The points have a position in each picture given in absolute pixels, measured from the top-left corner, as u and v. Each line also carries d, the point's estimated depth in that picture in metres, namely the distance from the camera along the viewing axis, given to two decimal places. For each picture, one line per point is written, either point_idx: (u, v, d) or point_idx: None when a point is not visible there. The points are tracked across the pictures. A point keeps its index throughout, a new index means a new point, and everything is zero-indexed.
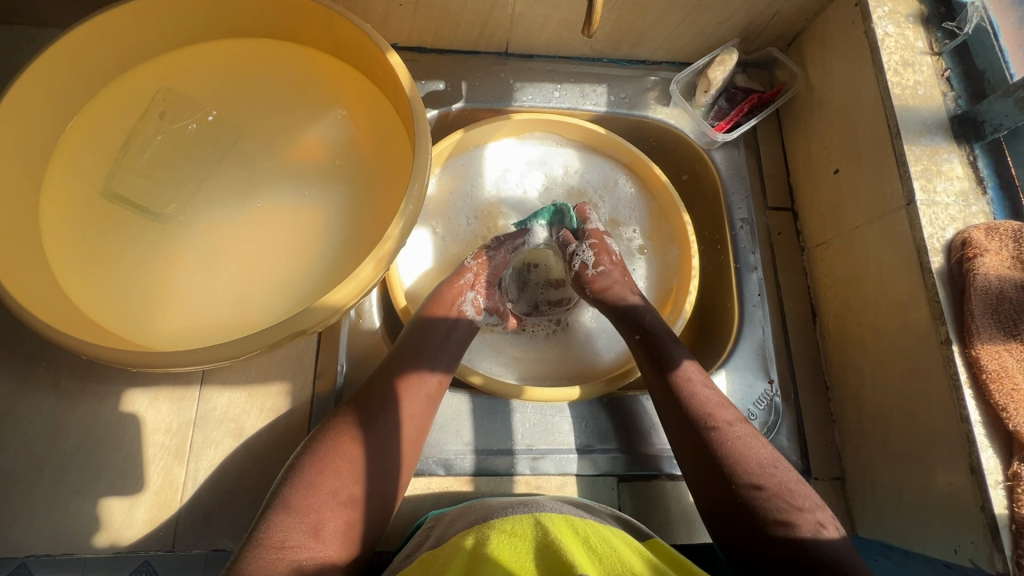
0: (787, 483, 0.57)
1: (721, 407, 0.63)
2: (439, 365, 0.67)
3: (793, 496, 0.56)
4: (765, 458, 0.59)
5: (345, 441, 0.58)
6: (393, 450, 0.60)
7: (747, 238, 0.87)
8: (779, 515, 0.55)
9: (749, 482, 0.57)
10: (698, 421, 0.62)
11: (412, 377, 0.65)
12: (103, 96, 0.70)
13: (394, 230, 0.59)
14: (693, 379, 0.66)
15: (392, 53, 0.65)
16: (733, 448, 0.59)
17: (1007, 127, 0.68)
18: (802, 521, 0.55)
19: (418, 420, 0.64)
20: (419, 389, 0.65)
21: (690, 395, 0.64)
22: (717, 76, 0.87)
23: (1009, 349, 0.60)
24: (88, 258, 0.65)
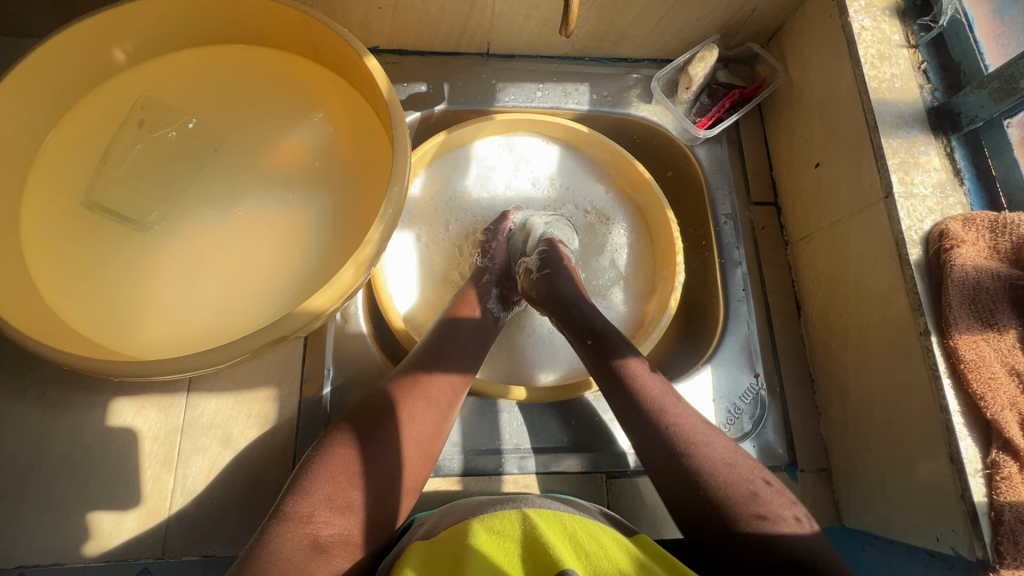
0: (744, 477, 0.56)
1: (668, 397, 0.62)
2: (451, 369, 0.67)
3: (760, 498, 0.55)
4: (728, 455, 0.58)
5: (344, 449, 0.57)
6: (390, 452, 0.59)
7: (731, 233, 0.88)
8: (746, 515, 0.54)
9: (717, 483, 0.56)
10: (645, 419, 0.61)
11: (414, 380, 0.64)
12: (82, 106, 0.70)
13: (374, 234, 0.59)
14: (644, 375, 0.64)
15: (369, 57, 0.65)
16: (696, 448, 0.58)
17: (983, 118, 0.68)
18: (768, 518, 0.54)
19: (426, 424, 0.62)
20: (423, 393, 0.63)
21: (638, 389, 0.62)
22: (698, 72, 0.88)
23: (986, 339, 0.61)
24: (69, 269, 0.65)
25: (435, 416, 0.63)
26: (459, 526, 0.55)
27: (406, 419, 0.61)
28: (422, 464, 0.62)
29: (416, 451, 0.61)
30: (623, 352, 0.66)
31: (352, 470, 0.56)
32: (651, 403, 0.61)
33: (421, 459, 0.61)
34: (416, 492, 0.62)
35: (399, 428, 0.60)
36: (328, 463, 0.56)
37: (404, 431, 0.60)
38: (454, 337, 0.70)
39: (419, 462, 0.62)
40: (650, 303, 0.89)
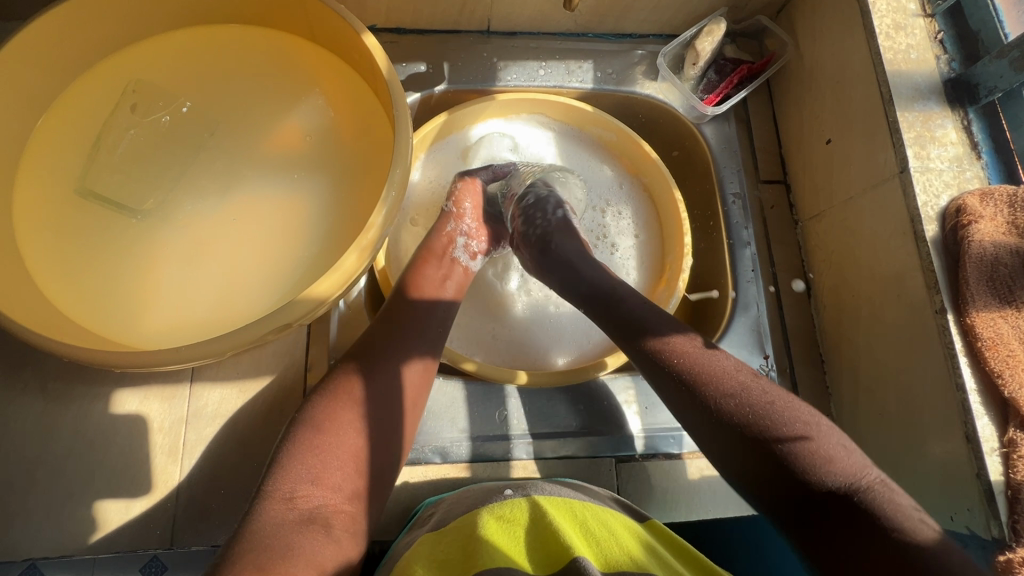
0: (816, 428, 0.53)
1: (746, 384, 0.56)
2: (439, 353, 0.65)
3: (844, 458, 0.52)
4: (793, 415, 0.54)
5: (335, 426, 0.56)
6: (394, 443, 0.59)
7: (739, 213, 0.86)
8: (819, 470, 0.51)
9: (791, 453, 0.52)
10: (702, 400, 0.56)
11: (413, 364, 0.63)
12: (72, 91, 0.67)
13: (377, 218, 0.58)
14: (691, 350, 0.59)
15: (368, 34, 0.63)
16: (777, 432, 0.53)
17: (1002, 89, 0.66)
18: (842, 472, 0.51)
19: (424, 408, 0.62)
20: (422, 376, 0.63)
21: (691, 371, 0.57)
22: (706, 47, 0.85)
23: (1004, 316, 0.60)
24: (66, 260, 0.63)
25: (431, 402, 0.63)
26: (470, 514, 0.55)
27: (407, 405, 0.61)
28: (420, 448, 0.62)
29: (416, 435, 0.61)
30: (660, 330, 0.61)
31: (342, 434, 0.56)
32: (732, 402, 0.55)
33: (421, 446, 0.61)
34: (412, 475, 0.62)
35: (400, 413, 0.60)
36: (315, 428, 0.56)
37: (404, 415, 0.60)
38: (436, 320, 0.67)
39: (417, 448, 0.61)
40: (656, 287, 0.87)
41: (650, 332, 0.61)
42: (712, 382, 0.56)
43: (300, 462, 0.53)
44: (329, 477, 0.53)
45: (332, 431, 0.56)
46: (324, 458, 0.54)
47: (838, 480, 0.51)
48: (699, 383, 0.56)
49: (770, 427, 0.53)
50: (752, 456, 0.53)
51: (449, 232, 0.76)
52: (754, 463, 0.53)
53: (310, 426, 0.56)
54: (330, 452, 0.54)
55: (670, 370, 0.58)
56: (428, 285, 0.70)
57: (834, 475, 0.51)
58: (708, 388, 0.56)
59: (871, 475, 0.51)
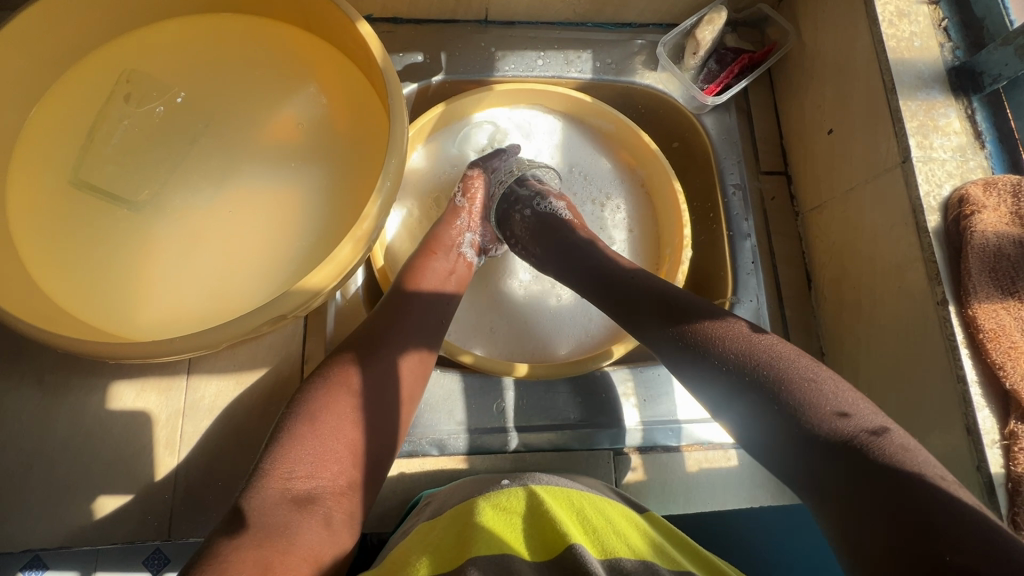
0: (858, 410, 0.46)
1: (818, 375, 0.49)
2: (433, 346, 0.65)
3: (910, 458, 0.42)
4: (838, 398, 0.47)
5: (332, 410, 0.55)
6: (390, 437, 0.58)
7: (740, 204, 0.85)
8: (854, 466, 0.44)
9: (831, 442, 0.45)
10: (702, 355, 0.53)
11: (408, 357, 0.62)
12: (65, 81, 0.67)
13: (372, 209, 0.57)
14: (737, 334, 0.54)
15: (362, 22, 0.62)
16: (827, 425, 0.45)
17: (1007, 77, 0.65)
18: (919, 461, 0.42)
19: (416, 401, 0.63)
20: (418, 368, 0.63)
21: (731, 351, 0.52)
22: (706, 36, 0.84)
23: (1007, 307, 0.59)
24: (61, 251, 0.63)
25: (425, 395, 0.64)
26: (467, 500, 0.54)
27: (403, 397, 0.61)
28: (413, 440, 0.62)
29: (409, 428, 0.61)
30: (709, 315, 0.56)
31: (342, 420, 0.55)
32: (799, 393, 0.48)
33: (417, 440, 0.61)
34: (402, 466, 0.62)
35: (395, 405, 0.60)
36: (314, 412, 0.55)
37: (400, 408, 0.60)
38: (433, 312, 0.67)
39: (414, 442, 0.61)
40: None
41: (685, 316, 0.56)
42: (784, 371, 0.49)
43: (297, 447, 0.52)
44: (325, 463, 0.53)
45: (331, 417, 0.55)
46: (323, 443, 0.53)
47: (907, 473, 0.42)
48: (748, 367, 0.50)
49: (817, 409, 0.47)
50: (784, 443, 0.47)
51: (457, 226, 0.77)
52: (801, 450, 0.46)
53: (309, 409, 0.55)
54: (330, 440, 0.54)
55: (697, 347, 0.54)
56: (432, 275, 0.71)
57: (888, 459, 0.43)
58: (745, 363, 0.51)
59: (953, 480, 0.41)
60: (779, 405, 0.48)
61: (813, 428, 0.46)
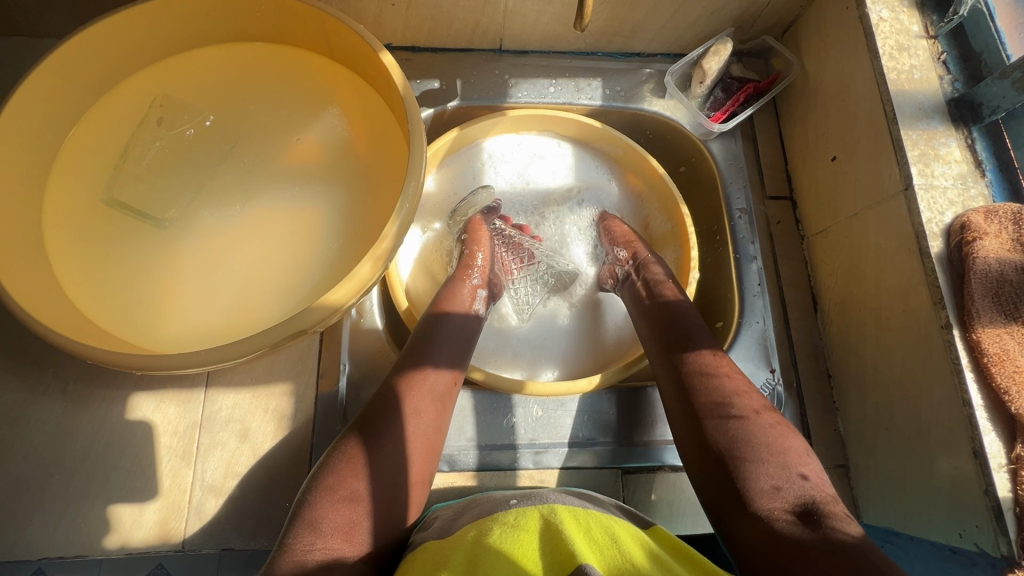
0: (789, 461, 0.56)
1: (741, 398, 0.61)
2: (440, 364, 0.66)
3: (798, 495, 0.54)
4: (774, 441, 0.57)
5: (351, 446, 0.58)
6: (399, 455, 0.59)
7: (746, 227, 0.87)
8: (762, 504, 0.53)
9: (747, 474, 0.55)
10: (700, 401, 0.62)
11: (411, 373, 0.64)
12: (102, 105, 0.71)
13: (391, 229, 0.60)
14: (716, 367, 0.64)
15: (385, 52, 0.66)
16: (762, 450, 0.56)
17: (1005, 108, 0.67)
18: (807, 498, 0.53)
19: (428, 419, 0.62)
20: (423, 383, 0.64)
21: (711, 389, 0.62)
22: (712, 66, 0.87)
23: (1010, 332, 0.60)
24: (91, 266, 0.66)
25: (435, 411, 0.64)
26: (476, 523, 0.55)
27: (410, 414, 0.61)
28: (430, 458, 0.62)
29: (422, 446, 0.61)
30: (698, 344, 0.67)
31: (359, 472, 0.56)
32: (723, 406, 0.60)
33: (426, 454, 0.61)
34: (426, 484, 0.62)
35: (399, 419, 0.61)
36: (333, 467, 0.57)
37: (405, 423, 0.61)
38: (438, 330, 0.69)
39: (427, 455, 0.62)
40: None
41: (686, 343, 0.67)
42: (706, 390, 0.62)
43: (318, 493, 0.55)
44: (351, 526, 0.54)
45: (349, 477, 0.56)
46: (345, 498, 0.55)
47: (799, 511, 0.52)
48: (705, 392, 0.62)
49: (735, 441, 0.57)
50: (709, 468, 0.58)
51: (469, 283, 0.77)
52: (710, 467, 0.58)
53: (334, 457, 0.58)
54: (353, 501, 0.55)
55: (692, 376, 0.64)
56: (459, 300, 0.73)
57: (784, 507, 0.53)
58: (708, 393, 0.62)
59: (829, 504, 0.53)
60: (734, 443, 0.57)
61: (738, 461, 0.56)
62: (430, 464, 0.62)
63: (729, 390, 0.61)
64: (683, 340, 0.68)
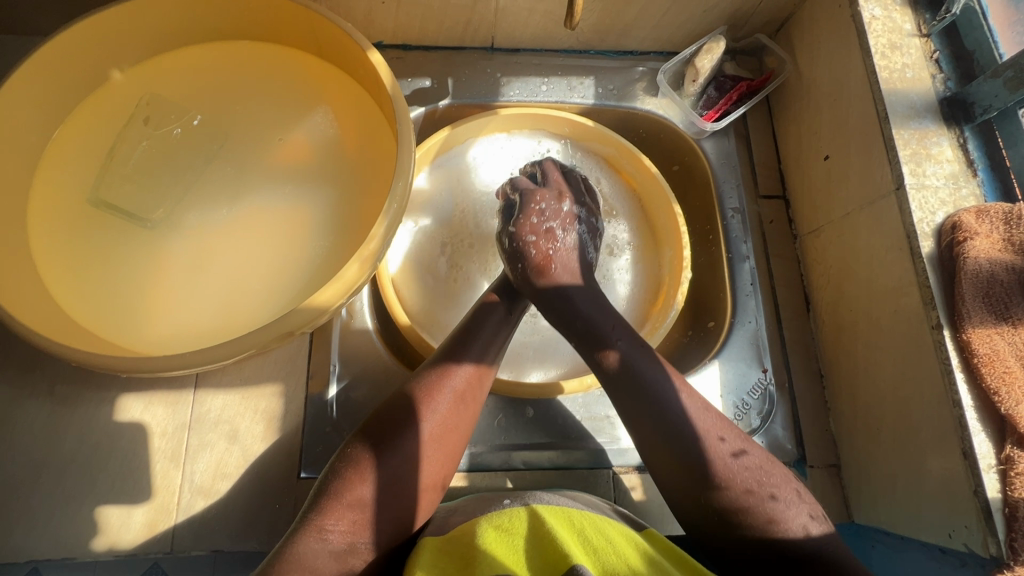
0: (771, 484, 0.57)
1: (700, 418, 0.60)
2: (474, 362, 0.65)
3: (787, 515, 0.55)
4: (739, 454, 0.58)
5: (362, 449, 0.58)
6: (412, 457, 0.58)
7: (738, 227, 0.87)
8: (754, 520, 0.55)
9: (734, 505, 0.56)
10: (659, 426, 0.60)
11: (439, 372, 0.63)
12: (89, 105, 0.70)
13: (379, 229, 0.59)
14: (669, 386, 0.62)
15: (373, 51, 0.65)
16: (736, 470, 0.57)
17: (997, 107, 0.67)
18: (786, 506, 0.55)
19: (450, 418, 0.62)
20: (452, 383, 0.63)
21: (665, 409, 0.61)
22: (706, 64, 0.87)
23: (1000, 332, 0.60)
24: (77, 267, 0.65)
25: (461, 413, 0.63)
26: (467, 525, 0.55)
27: (439, 414, 0.61)
28: (446, 461, 0.61)
29: (438, 447, 0.60)
30: (629, 353, 0.64)
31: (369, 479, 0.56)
32: (692, 429, 0.59)
33: (441, 456, 0.61)
34: (440, 488, 0.61)
35: (419, 420, 0.60)
36: (344, 468, 0.57)
37: (425, 423, 0.60)
38: (472, 326, 0.68)
39: (445, 456, 0.61)
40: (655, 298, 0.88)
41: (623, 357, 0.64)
42: (663, 410, 0.60)
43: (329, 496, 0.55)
44: (358, 530, 0.54)
45: (358, 480, 0.56)
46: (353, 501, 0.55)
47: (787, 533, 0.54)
48: (662, 412, 0.60)
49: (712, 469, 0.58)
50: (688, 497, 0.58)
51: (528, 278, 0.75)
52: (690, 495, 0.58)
53: (348, 458, 0.57)
54: (360, 505, 0.55)
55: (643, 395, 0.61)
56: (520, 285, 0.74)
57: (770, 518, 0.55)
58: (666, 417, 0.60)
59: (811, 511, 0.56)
60: (711, 471, 0.57)
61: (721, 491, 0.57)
62: (445, 468, 0.61)
63: (689, 410, 0.61)
64: (603, 344, 0.64)
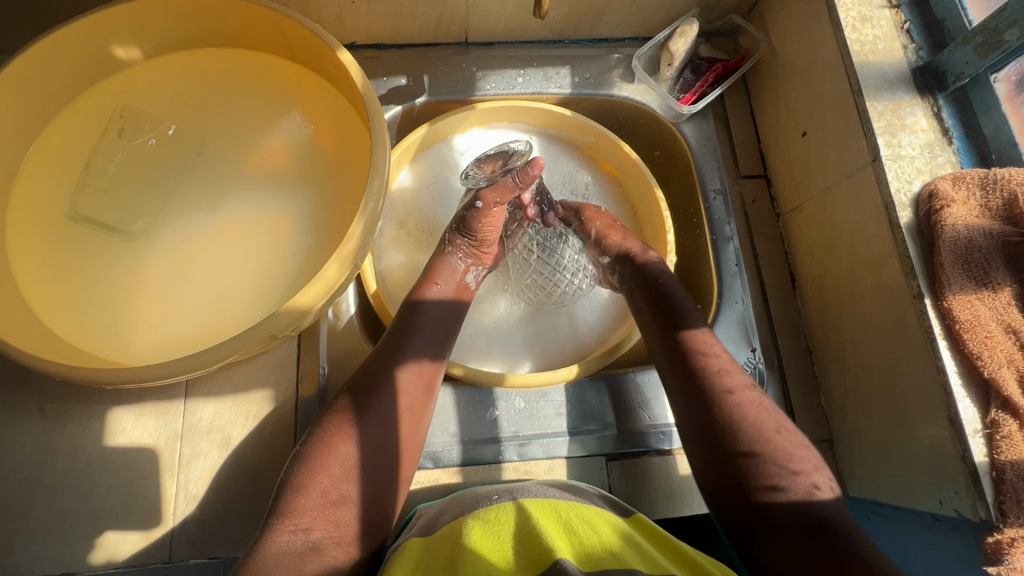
0: (795, 456, 0.57)
1: (732, 376, 0.63)
2: (421, 356, 0.65)
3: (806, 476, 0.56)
4: (772, 423, 0.60)
5: (338, 449, 0.57)
6: (393, 454, 0.60)
7: (722, 208, 0.86)
8: (764, 486, 0.56)
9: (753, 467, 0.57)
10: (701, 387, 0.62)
11: (388, 368, 0.63)
12: (61, 120, 0.70)
13: (356, 228, 0.59)
14: (713, 349, 0.65)
15: (343, 50, 0.65)
16: (750, 413, 0.60)
17: (969, 74, 0.67)
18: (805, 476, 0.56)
19: (416, 413, 0.63)
20: (404, 376, 0.63)
21: (711, 369, 0.63)
22: (679, 48, 0.87)
23: (980, 298, 0.60)
24: (57, 283, 0.65)
25: (420, 406, 0.64)
26: (456, 522, 0.55)
27: (400, 409, 0.62)
28: (409, 455, 0.62)
29: (409, 443, 0.62)
30: (695, 325, 0.67)
31: (350, 470, 0.56)
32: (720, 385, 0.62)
33: (413, 449, 0.63)
34: (409, 481, 0.63)
35: (394, 416, 0.61)
36: (319, 466, 0.56)
37: (399, 419, 0.61)
38: (420, 318, 0.68)
39: (413, 448, 0.63)
40: None
41: (679, 325, 0.67)
42: (704, 374, 0.63)
43: (304, 496, 0.54)
44: (339, 527, 0.54)
45: (341, 479, 0.56)
46: (334, 495, 0.55)
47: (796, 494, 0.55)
48: (699, 373, 0.63)
49: (751, 430, 0.59)
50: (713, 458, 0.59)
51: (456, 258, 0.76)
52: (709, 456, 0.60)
53: (317, 456, 0.56)
54: (346, 504, 0.55)
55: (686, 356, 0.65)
56: (451, 270, 0.75)
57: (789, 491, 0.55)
58: (701, 373, 0.63)
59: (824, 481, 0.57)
60: (741, 428, 0.59)
61: (754, 449, 0.57)
62: (410, 460, 0.62)
63: (729, 376, 0.63)
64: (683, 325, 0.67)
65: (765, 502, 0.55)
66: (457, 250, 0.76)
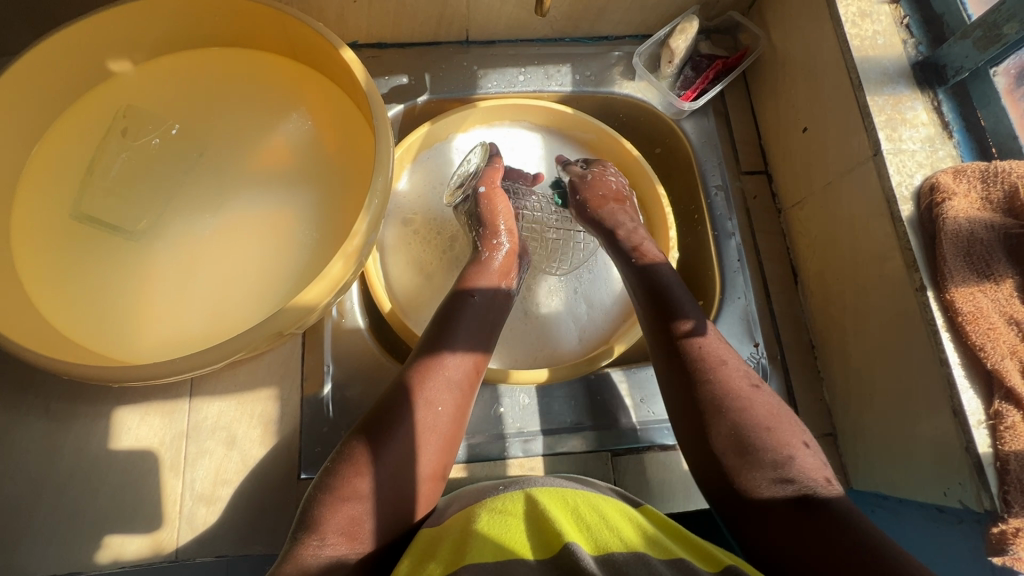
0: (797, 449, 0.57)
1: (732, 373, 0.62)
2: (468, 348, 0.67)
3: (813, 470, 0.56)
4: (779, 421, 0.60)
5: (359, 449, 0.58)
6: (411, 447, 0.59)
7: (723, 204, 0.87)
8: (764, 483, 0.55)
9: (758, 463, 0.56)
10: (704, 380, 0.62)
11: (429, 363, 0.64)
12: (63, 120, 0.70)
13: (362, 225, 0.60)
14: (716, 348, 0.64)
15: (346, 48, 0.65)
16: (762, 413, 0.59)
17: (968, 68, 0.67)
18: (809, 473, 0.55)
19: (445, 407, 0.63)
20: (445, 371, 0.64)
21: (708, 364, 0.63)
22: (680, 45, 0.87)
23: (982, 290, 0.61)
24: (63, 282, 0.65)
25: (453, 400, 0.63)
26: (464, 511, 0.55)
27: (425, 402, 0.61)
28: (446, 451, 0.62)
29: (433, 438, 0.61)
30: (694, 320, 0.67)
31: (365, 467, 0.56)
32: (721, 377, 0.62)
33: (440, 445, 0.61)
34: (440, 478, 0.61)
35: (412, 408, 0.61)
36: (341, 467, 0.57)
37: (418, 412, 0.61)
38: (464, 314, 0.70)
39: (443, 444, 0.62)
40: None
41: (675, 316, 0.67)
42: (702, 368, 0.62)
43: (326, 496, 0.55)
44: (354, 524, 0.54)
45: (354, 476, 0.56)
46: (350, 494, 0.55)
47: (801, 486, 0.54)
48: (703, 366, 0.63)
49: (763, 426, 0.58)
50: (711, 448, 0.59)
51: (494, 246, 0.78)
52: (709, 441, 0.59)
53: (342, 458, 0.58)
54: (359, 500, 0.55)
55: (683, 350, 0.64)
56: (485, 278, 0.74)
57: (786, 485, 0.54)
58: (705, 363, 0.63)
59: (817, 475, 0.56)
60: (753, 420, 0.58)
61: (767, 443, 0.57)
62: (446, 457, 0.62)
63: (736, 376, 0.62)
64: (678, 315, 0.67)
65: (775, 498, 0.54)
66: (492, 254, 0.77)
